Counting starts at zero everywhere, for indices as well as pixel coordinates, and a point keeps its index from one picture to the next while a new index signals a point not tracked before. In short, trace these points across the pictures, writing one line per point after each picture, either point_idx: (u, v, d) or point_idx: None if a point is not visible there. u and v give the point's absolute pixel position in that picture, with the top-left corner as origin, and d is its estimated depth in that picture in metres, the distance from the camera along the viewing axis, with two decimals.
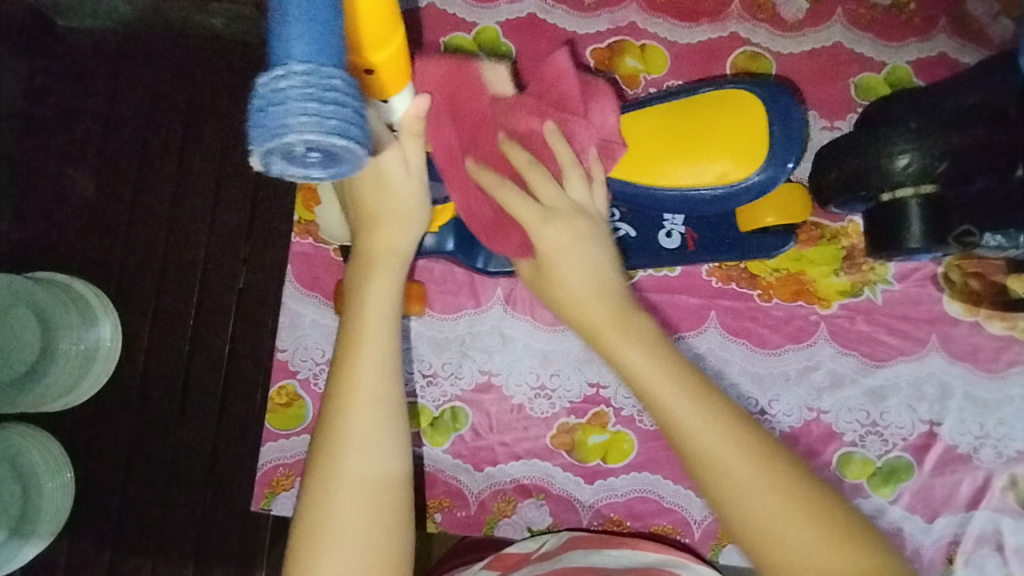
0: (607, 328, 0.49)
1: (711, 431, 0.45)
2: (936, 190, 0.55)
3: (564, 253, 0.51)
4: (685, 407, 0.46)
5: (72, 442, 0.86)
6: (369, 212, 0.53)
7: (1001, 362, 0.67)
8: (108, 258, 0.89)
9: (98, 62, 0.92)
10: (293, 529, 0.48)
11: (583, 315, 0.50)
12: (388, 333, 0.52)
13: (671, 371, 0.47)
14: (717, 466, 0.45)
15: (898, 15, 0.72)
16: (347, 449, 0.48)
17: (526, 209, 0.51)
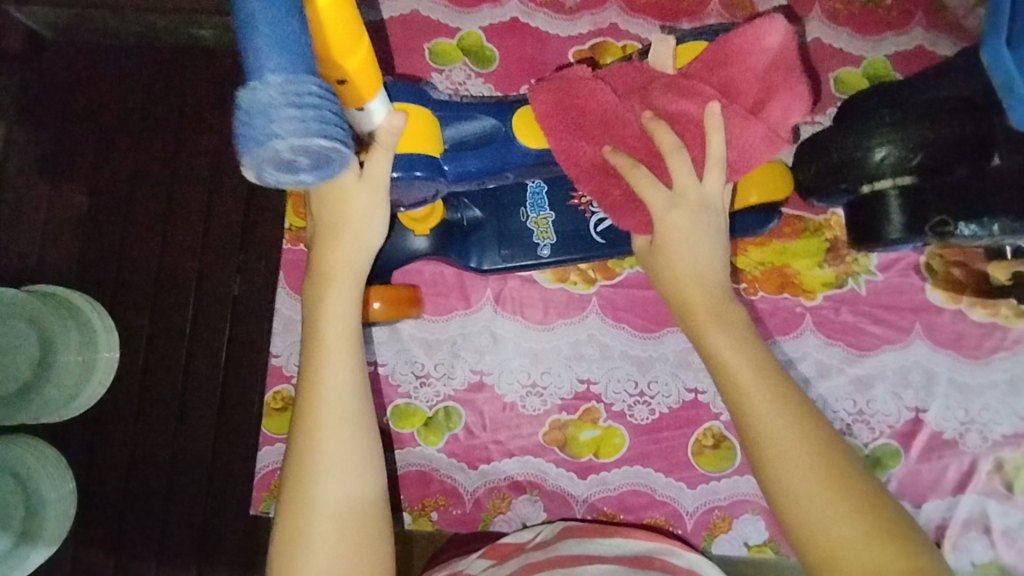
0: (700, 310, 0.55)
1: (784, 419, 0.49)
2: (913, 181, 0.57)
3: (678, 239, 0.55)
4: (755, 383, 0.51)
5: (74, 451, 0.87)
6: (327, 225, 0.53)
7: (984, 349, 0.68)
8: (103, 269, 0.90)
9: (92, 76, 0.93)
10: (273, 549, 0.49)
11: (684, 298, 0.55)
12: (349, 350, 0.53)
13: (752, 359, 0.52)
14: (776, 440, 0.49)
15: (875, 9, 0.73)
16: (319, 469, 0.49)
17: (653, 195, 0.54)
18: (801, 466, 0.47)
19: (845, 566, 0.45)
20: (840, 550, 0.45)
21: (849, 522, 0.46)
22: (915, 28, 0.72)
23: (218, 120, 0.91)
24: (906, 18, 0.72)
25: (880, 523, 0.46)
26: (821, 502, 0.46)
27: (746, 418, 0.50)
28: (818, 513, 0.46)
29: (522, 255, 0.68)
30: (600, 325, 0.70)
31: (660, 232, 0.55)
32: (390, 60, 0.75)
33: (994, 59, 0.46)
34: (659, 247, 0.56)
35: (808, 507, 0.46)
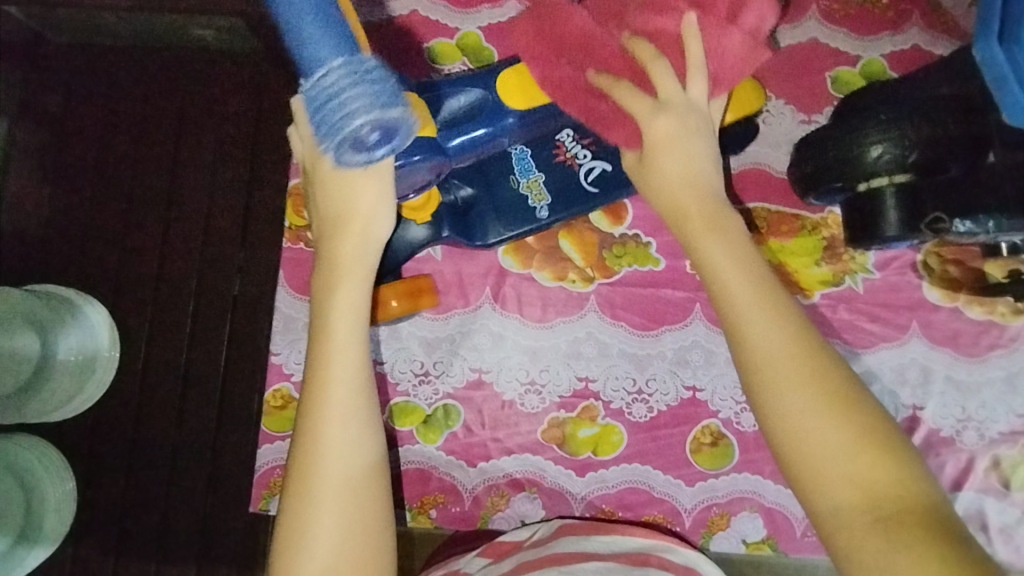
0: (694, 218, 0.53)
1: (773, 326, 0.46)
2: (911, 179, 0.58)
3: (670, 149, 0.53)
4: (746, 289, 0.48)
5: (75, 450, 0.88)
6: (335, 217, 0.53)
7: (981, 346, 0.68)
8: (104, 267, 0.90)
9: (93, 76, 0.94)
10: (275, 542, 0.49)
11: (676, 206, 0.54)
12: (357, 345, 0.53)
13: (747, 266, 0.50)
14: (766, 344, 0.46)
15: (871, 9, 0.73)
16: (323, 468, 0.49)
17: (637, 108, 0.54)
18: (786, 370, 0.45)
19: (822, 465, 0.43)
20: (819, 453, 0.43)
21: (832, 427, 0.43)
22: (911, 28, 0.72)
23: (219, 120, 0.92)
24: (902, 18, 0.73)
25: (868, 428, 0.43)
26: (802, 407, 0.44)
27: (732, 321, 0.48)
28: (801, 417, 0.44)
29: (521, 223, 0.68)
30: (598, 323, 0.70)
31: (650, 141, 0.54)
32: (389, 61, 0.75)
33: (989, 59, 0.47)
34: (649, 158, 0.54)
35: (788, 411, 0.44)
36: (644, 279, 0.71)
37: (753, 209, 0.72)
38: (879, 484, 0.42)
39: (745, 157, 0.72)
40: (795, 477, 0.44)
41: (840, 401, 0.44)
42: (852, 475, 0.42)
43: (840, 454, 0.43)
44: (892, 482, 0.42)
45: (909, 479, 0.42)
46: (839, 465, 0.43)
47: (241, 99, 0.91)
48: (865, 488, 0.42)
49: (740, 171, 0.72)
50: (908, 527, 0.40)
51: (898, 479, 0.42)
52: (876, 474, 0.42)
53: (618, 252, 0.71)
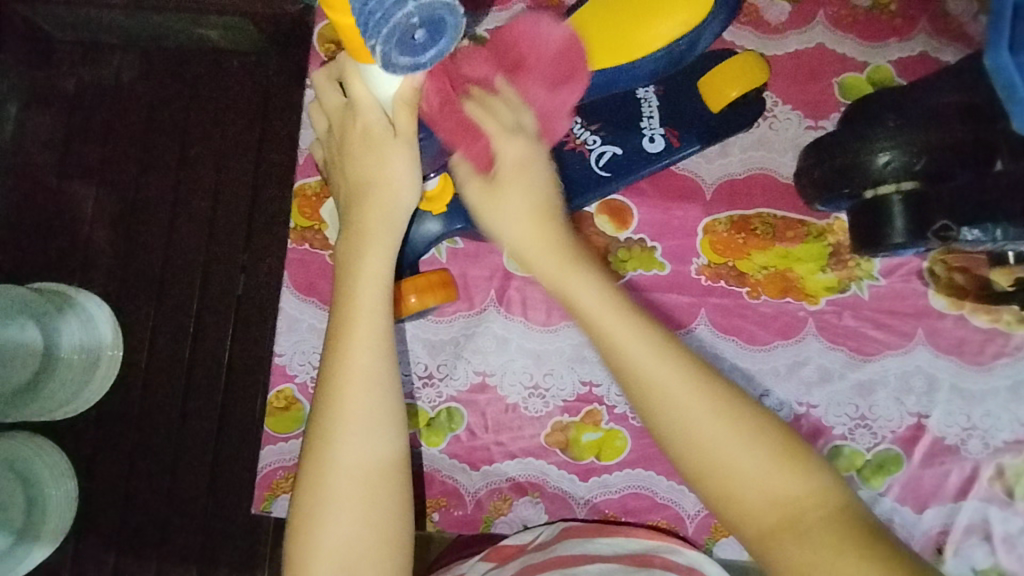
0: (557, 258, 0.54)
1: (653, 363, 0.49)
2: (917, 187, 0.58)
3: (527, 178, 0.56)
4: (628, 332, 0.51)
5: (76, 449, 0.87)
6: (360, 184, 0.56)
7: (987, 355, 0.68)
8: (108, 266, 0.90)
9: (99, 75, 0.94)
10: (293, 509, 0.49)
11: (545, 244, 0.55)
12: (382, 310, 0.53)
13: (625, 312, 0.52)
14: (662, 394, 0.48)
15: (879, 16, 0.73)
16: (345, 430, 0.49)
17: (488, 126, 0.57)
18: (678, 403, 0.48)
19: (740, 497, 0.46)
20: (728, 480, 0.46)
21: (734, 451, 0.47)
22: (918, 34, 0.72)
23: (224, 121, 0.92)
24: (909, 24, 0.73)
25: (762, 436, 0.47)
26: (702, 441, 0.47)
27: (625, 365, 0.50)
28: (702, 447, 0.47)
29: None
30: None
31: (501, 169, 0.56)
32: None
33: (998, 66, 0.47)
34: (508, 192, 0.56)
35: (689, 448, 0.47)
36: (649, 284, 0.71)
37: (760, 214, 0.71)
38: (787, 490, 0.45)
39: (751, 162, 0.72)
40: (722, 505, 0.47)
41: (732, 420, 0.47)
42: (766, 491, 0.46)
43: (749, 476, 0.46)
44: (797, 487, 0.45)
45: (812, 476, 0.46)
46: (754, 485, 0.46)
47: (248, 101, 0.91)
48: (779, 500, 0.45)
49: (746, 176, 0.72)
50: (826, 525, 0.44)
51: (800, 481, 0.46)
52: (782, 482, 0.46)
53: (623, 256, 0.71)
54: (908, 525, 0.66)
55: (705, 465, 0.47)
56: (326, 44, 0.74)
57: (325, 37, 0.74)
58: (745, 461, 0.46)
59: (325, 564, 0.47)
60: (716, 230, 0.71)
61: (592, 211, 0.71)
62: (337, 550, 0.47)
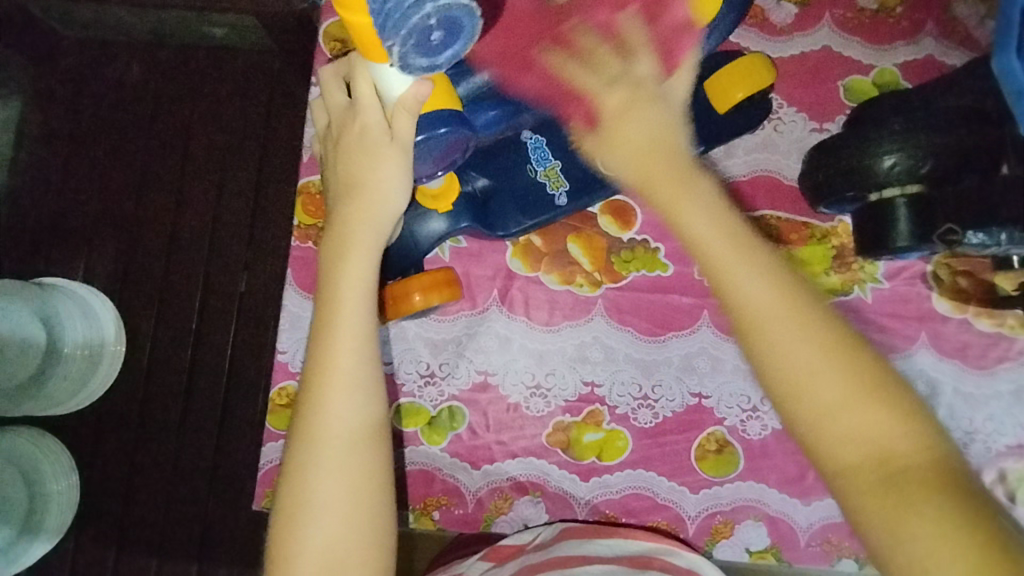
0: (664, 182, 0.46)
1: (755, 276, 0.41)
2: (923, 189, 0.59)
3: (627, 113, 0.48)
4: (734, 252, 0.42)
5: (78, 444, 0.88)
6: (349, 183, 0.55)
7: (990, 359, 0.68)
8: (111, 262, 0.90)
9: (105, 71, 0.94)
10: (275, 510, 0.49)
11: (644, 161, 0.47)
12: (365, 309, 0.52)
13: (734, 232, 0.43)
14: (775, 319, 0.40)
15: (885, 19, 0.73)
16: (328, 431, 0.49)
17: (587, 82, 0.51)
18: (777, 322, 0.39)
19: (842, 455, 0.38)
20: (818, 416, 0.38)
21: (835, 385, 0.38)
22: (924, 37, 0.72)
23: (228, 119, 0.92)
24: (916, 27, 0.72)
25: (878, 388, 0.38)
26: (800, 368, 0.38)
27: (728, 287, 0.41)
28: (797, 372, 0.38)
29: (540, 211, 0.67)
30: (605, 328, 0.70)
31: (604, 116, 0.50)
32: None
33: (1007, 70, 0.47)
34: (606, 122, 0.50)
35: (780, 370, 0.39)
36: (652, 285, 0.70)
37: (763, 216, 0.72)
38: (895, 445, 0.37)
39: (755, 164, 0.72)
40: (828, 463, 0.38)
41: (852, 360, 0.38)
42: (862, 439, 0.37)
43: (848, 417, 0.37)
44: (909, 445, 0.37)
45: (933, 447, 0.37)
46: (847, 428, 0.37)
47: (253, 99, 0.92)
48: (876, 450, 0.37)
49: (749, 177, 0.72)
50: (934, 495, 0.35)
51: (913, 442, 0.37)
52: (893, 436, 0.37)
53: (626, 257, 0.71)
54: None
55: (807, 408, 0.38)
56: (331, 44, 0.75)
57: (331, 35, 0.75)
58: (867, 422, 0.37)
59: (305, 569, 0.46)
60: None
61: (595, 211, 0.71)
62: (318, 554, 0.46)
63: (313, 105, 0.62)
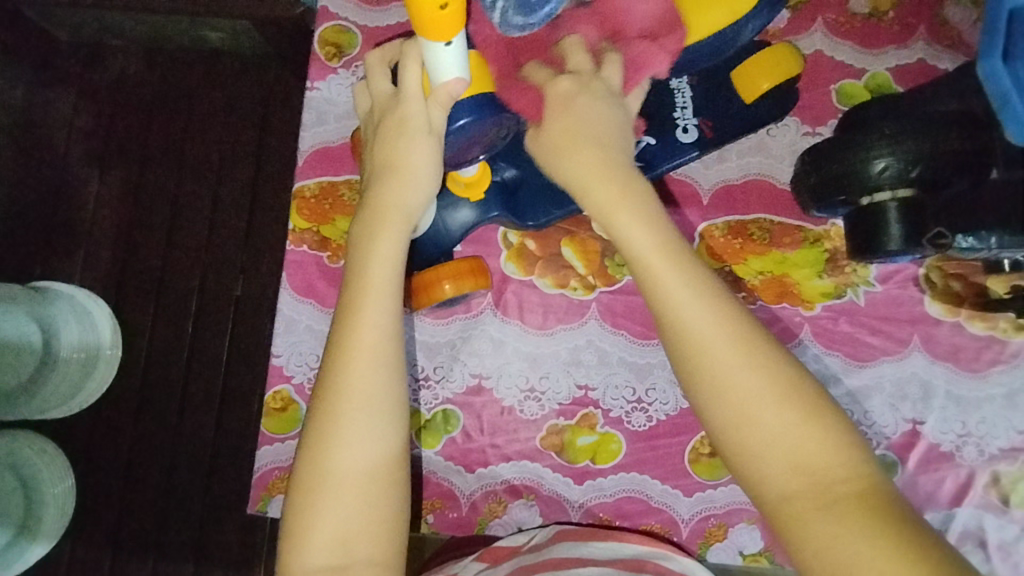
0: (605, 191, 0.50)
1: (704, 305, 0.45)
2: (913, 194, 0.59)
3: (576, 114, 0.52)
4: (664, 265, 0.46)
5: (74, 448, 0.88)
6: (382, 167, 0.55)
7: (982, 362, 0.68)
8: (108, 266, 0.91)
9: (101, 75, 0.94)
10: (293, 480, 0.49)
11: (605, 181, 0.50)
12: (392, 293, 0.52)
13: (665, 247, 0.47)
14: (696, 332, 0.44)
15: (877, 23, 0.74)
16: (350, 407, 0.49)
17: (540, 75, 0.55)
18: (724, 351, 0.43)
19: (759, 452, 0.42)
20: (758, 438, 0.42)
21: (777, 413, 0.42)
22: (916, 41, 0.72)
23: (224, 123, 0.92)
24: (908, 31, 0.73)
25: (785, 389, 0.42)
26: (728, 375, 0.43)
27: (659, 301, 0.46)
28: (727, 383, 0.43)
29: (568, 203, 0.66)
30: (599, 331, 0.70)
31: (550, 117, 0.53)
32: None
33: (992, 73, 0.48)
34: (552, 129, 0.53)
35: (726, 395, 0.43)
36: None
37: (756, 220, 0.72)
38: (827, 468, 0.41)
39: (748, 168, 0.73)
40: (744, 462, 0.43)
41: (762, 366, 0.43)
42: (801, 459, 0.41)
43: (789, 440, 0.41)
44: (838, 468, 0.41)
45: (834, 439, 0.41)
46: (787, 450, 0.41)
47: (248, 103, 0.92)
48: (808, 472, 0.41)
49: (742, 182, 0.72)
50: (861, 511, 0.39)
51: (845, 462, 0.41)
52: (825, 459, 0.41)
53: (620, 260, 0.71)
54: None
55: (728, 410, 0.43)
56: (326, 48, 0.75)
57: (326, 40, 0.75)
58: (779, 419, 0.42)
59: (321, 537, 0.46)
60: (712, 236, 0.71)
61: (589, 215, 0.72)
62: (336, 529, 0.46)
63: (355, 86, 0.60)
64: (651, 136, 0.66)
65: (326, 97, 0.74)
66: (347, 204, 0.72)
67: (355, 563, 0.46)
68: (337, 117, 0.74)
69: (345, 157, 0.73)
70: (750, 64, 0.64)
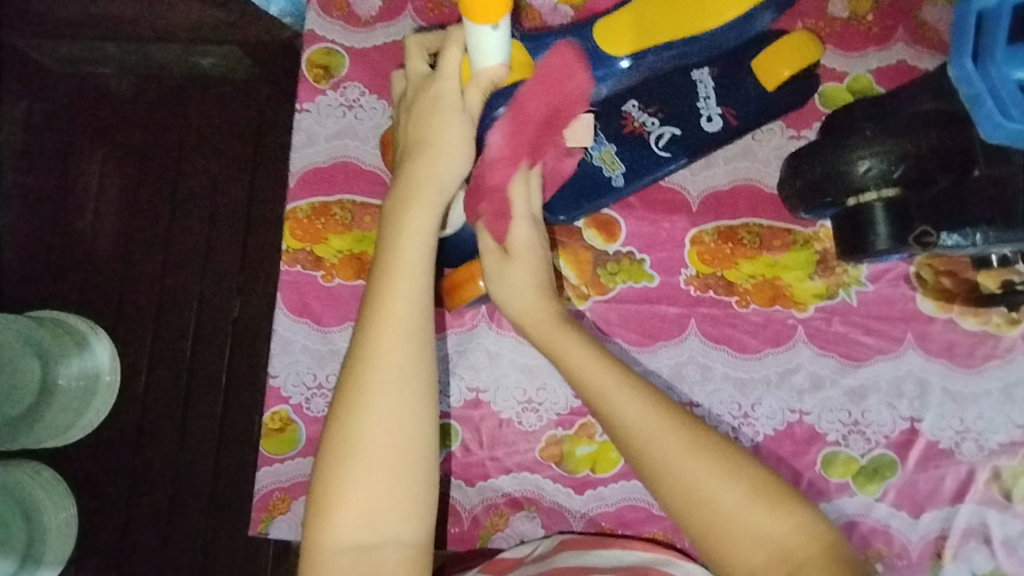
0: (545, 325, 0.56)
1: (642, 406, 0.49)
2: (899, 193, 0.59)
3: (526, 261, 0.57)
4: (604, 379, 0.51)
5: (77, 475, 0.88)
6: (418, 143, 0.57)
7: (978, 358, 0.68)
8: (104, 295, 0.91)
9: (91, 103, 0.95)
10: (321, 450, 0.48)
11: (534, 313, 0.56)
12: (422, 266, 0.52)
13: (603, 363, 0.52)
14: (645, 431, 0.48)
15: (857, 26, 0.74)
16: (380, 382, 0.48)
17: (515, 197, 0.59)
18: (673, 445, 0.47)
19: (729, 538, 0.44)
20: (723, 521, 0.44)
21: (734, 490, 0.45)
22: (896, 42, 0.73)
23: (216, 148, 0.93)
24: (888, 33, 0.74)
25: (745, 482, 0.46)
26: (685, 468, 0.46)
27: (603, 407, 0.50)
28: (687, 476, 0.46)
29: (597, 194, 0.68)
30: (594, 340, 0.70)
31: (512, 247, 0.58)
32: (383, 87, 0.76)
33: (963, 76, 0.54)
34: (518, 266, 0.57)
35: (685, 478, 0.46)
36: (638, 296, 0.71)
37: (746, 224, 0.72)
38: (784, 538, 0.44)
39: (736, 173, 0.73)
40: (712, 552, 0.45)
41: (723, 463, 0.46)
42: (765, 539, 0.44)
43: (750, 521, 0.44)
44: (800, 539, 0.44)
45: (804, 528, 0.44)
46: (750, 529, 0.44)
47: (239, 128, 0.93)
48: (776, 555, 0.43)
49: (730, 187, 0.73)
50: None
51: (802, 532, 0.44)
52: (779, 530, 0.44)
53: (613, 269, 0.72)
54: (905, 530, 0.66)
55: (691, 501, 0.46)
56: (314, 70, 0.76)
57: (314, 62, 0.76)
58: (740, 499, 0.45)
59: (350, 510, 0.45)
60: (703, 241, 0.72)
61: (581, 225, 0.72)
62: (363, 507, 0.46)
63: (392, 80, 0.65)
64: (677, 125, 0.68)
65: (316, 119, 0.75)
66: (340, 224, 0.73)
67: (385, 542, 0.46)
68: (327, 138, 0.75)
69: (337, 176, 0.74)
70: (772, 52, 0.66)
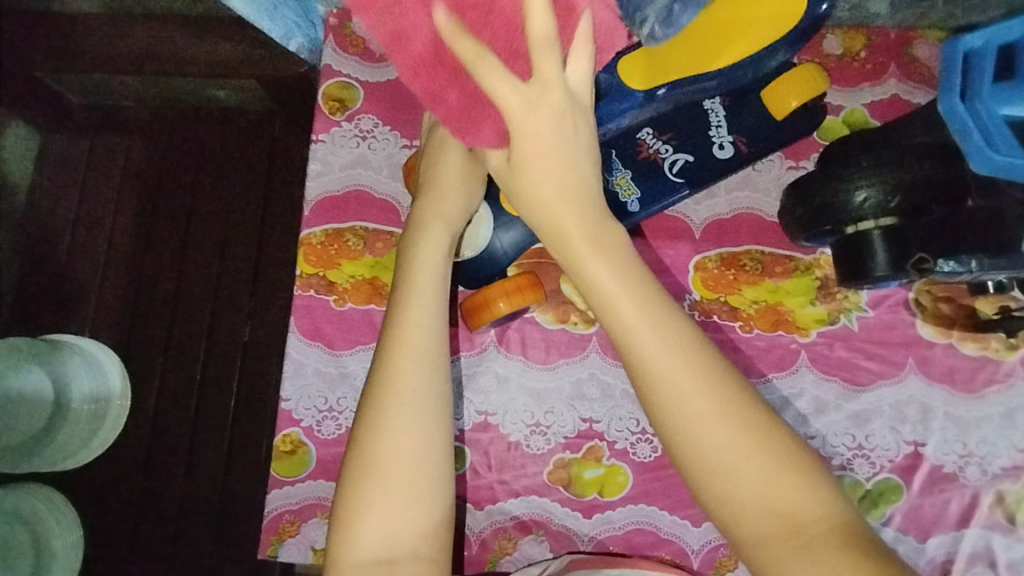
0: (574, 238, 0.50)
1: (670, 354, 0.46)
2: (897, 222, 0.60)
3: (541, 155, 0.51)
4: (633, 312, 0.48)
5: (85, 498, 0.88)
6: (428, 181, 0.60)
7: (978, 382, 0.69)
8: (118, 320, 0.93)
9: (108, 132, 0.98)
10: (343, 468, 0.49)
11: (559, 229, 0.51)
12: (436, 295, 0.54)
13: (638, 297, 0.48)
14: (673, 380, 0.46)
15: (851, 62, 0.77)
16: (397, 402, 0.49)
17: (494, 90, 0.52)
18: (700, 401, 0.45)
19: (741, 500, 0.44)
20: (738, 485, 0.44)
21: (753, 458, 0.44)
22: (890, 78, 0.76)
23: (230, 177, 0.96)
24: (881, 69, 0.77)
25: (768, 452, 0.45)
26: (709, 425, 0.45)
27: (627, 345, 0.48)
28: (708, 438, 0.45)
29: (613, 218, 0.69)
30: (600, 364, 0.71)
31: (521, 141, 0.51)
32: (396, 119, 0.79)
33: (953, 112, 0.54)
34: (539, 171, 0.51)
35: (709, 436, 0.45)
36: None
37: (747, 251, 0.74)
38: (800, 509, 0.44)
39: (737, 202, 0.75)
40: (719, 509, 0.45)
41: (747, 428, 0.45)
42: (778, 507, 0.44)
43: (762, 488, 0.44)
44: (817, 512, 0.44)
45: (821, 503, 0.44)
46: (763, 495, 0.44)
47: (253, 158, 0.96)
48: (790, 523, 0.43)
49: (732, 216, 0.75)
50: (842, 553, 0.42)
51: (820, 506, 0.44)
52: (795, 500, 0.44)
53: None
54: (911, 555, 0.67)
55: (710, 457, 0.45)
56: (330, 103, 0.79)
57: (330, 96, 0.79)
58: (759, 466, 0.44)
59: (370, 522, 0.47)
60: (707, 267, 0.74)
61: None
62: (382, 521, 0.47)
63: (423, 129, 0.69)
64: (689, 152, 0.70)
65: (330, 149, 0.78)
66: (353, 250, 0.75)
67: (402, 557, 0.46)
68: (341, 167, 0.78)
69: (351, 204, 0.77)
70: (778, 84, 0.68)
